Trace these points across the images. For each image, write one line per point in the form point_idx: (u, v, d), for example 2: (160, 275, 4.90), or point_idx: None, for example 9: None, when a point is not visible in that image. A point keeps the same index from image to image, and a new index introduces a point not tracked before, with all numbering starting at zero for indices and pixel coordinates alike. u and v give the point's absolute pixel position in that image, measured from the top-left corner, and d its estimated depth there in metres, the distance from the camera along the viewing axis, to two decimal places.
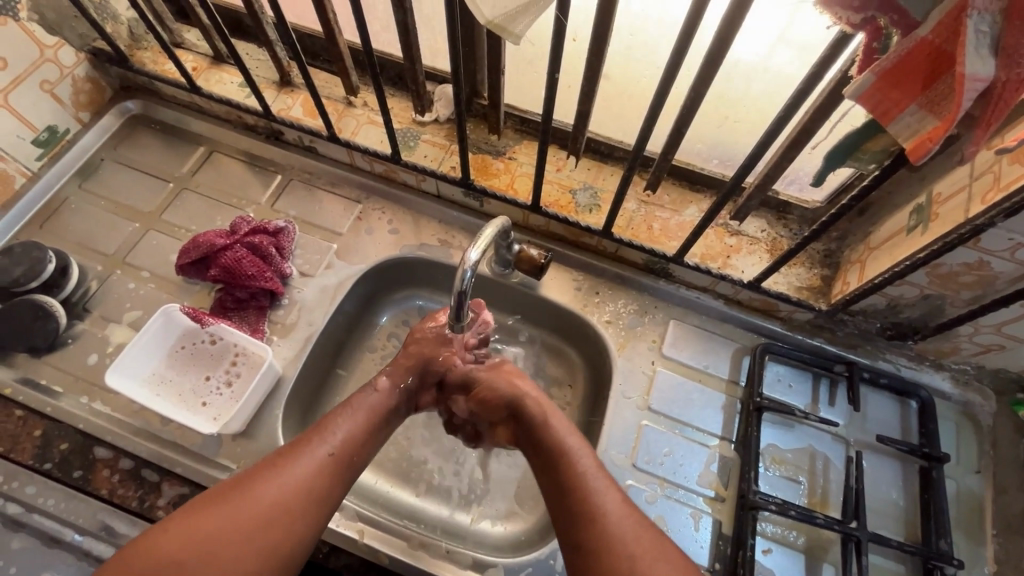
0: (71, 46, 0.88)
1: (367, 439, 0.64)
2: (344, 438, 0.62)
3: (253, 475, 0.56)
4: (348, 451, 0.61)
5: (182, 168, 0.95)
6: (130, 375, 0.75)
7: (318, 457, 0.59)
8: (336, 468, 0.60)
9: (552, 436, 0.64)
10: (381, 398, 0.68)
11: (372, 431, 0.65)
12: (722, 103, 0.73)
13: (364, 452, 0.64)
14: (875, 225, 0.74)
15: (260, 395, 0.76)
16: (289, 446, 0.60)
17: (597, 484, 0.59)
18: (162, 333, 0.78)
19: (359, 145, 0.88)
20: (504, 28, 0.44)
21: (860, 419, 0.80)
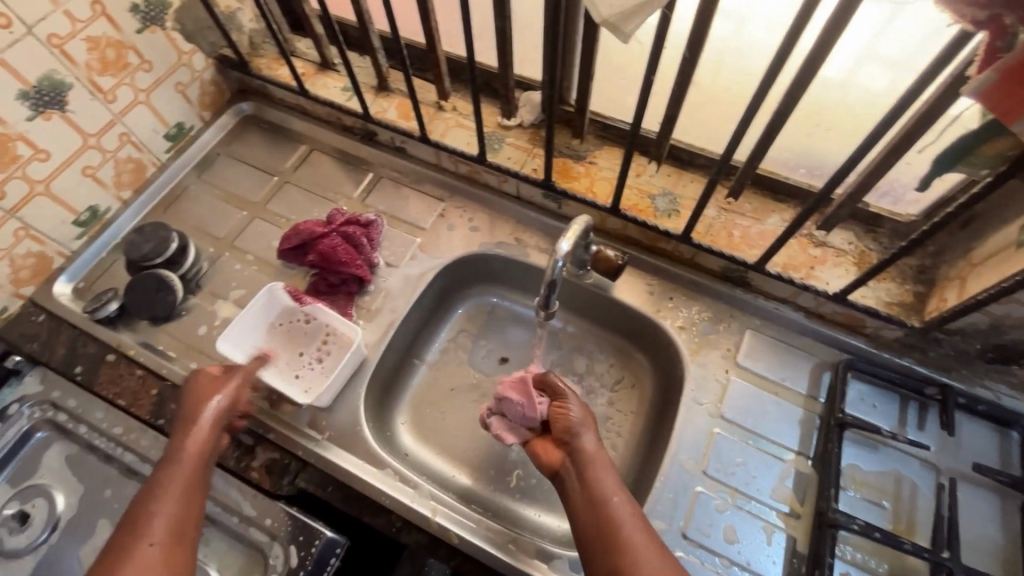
0: (203, 53, 0.99)
1: (194, 498, 0.63)
2: (171, 505, 0.61)
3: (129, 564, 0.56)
4: (172, 527, 0.60)
5: (285, 163, 1.04)
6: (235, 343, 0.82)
7: (154, 533, 0.58)
8: (171, 549, 0.58)
9: (591, 469, 0.66)
10: (204, 451, 0.67)
11: (196, 495, 0.64)
12: (815, 111, 0.73)
13: (192, 519, 0.62)
14: (979, 240, 0.71)
15: (347, 375, 0.82)
16: (127, 529, 0.59)
17: (627, 517, 0.61)
18: (264, 308, 0.85)
19: (448, 147, 0.94)
20: (617, 26, 0.47)
21: (953, 446, 0.76)
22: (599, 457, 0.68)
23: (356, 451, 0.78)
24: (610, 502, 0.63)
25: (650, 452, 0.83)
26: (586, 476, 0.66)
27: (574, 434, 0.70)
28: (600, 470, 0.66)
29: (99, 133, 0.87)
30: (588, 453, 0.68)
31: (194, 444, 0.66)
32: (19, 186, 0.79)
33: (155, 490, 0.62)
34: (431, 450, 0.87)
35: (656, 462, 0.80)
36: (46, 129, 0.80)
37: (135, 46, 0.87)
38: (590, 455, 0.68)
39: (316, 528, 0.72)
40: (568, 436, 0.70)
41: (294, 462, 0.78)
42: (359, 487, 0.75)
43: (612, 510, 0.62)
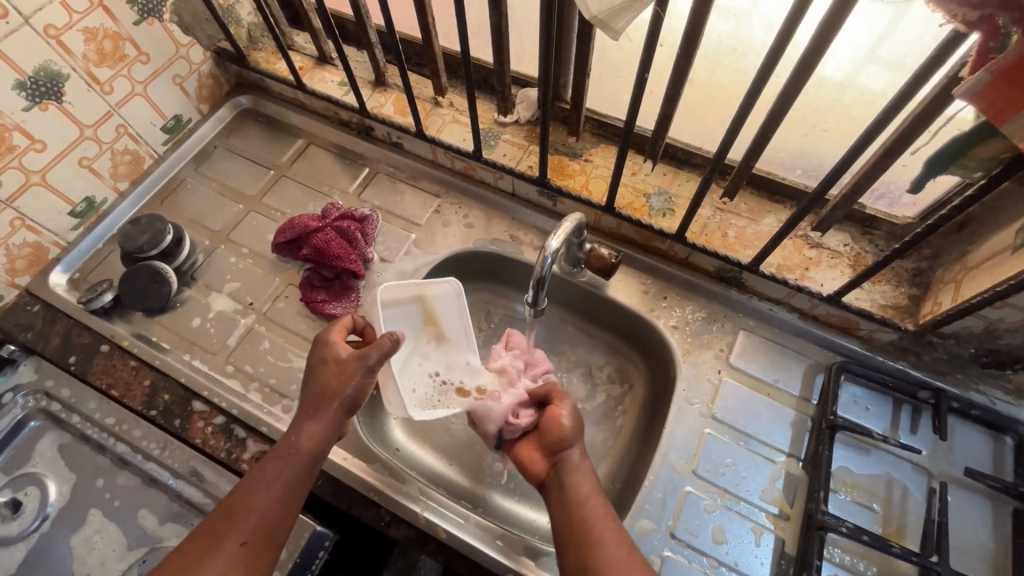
0: (200, 46, 0.99)
1: (296, 498, 0.62)
2: (270, 504, 0.59)
3: (214, 558, 0.55)
4: (264, 529, 0.58)
5: (282, 157, 1.04)
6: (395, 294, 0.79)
7: (242, 530, 0.57)
8: (257, 550, 0.57)
9: (575, 477, 0.66)
10: (312, 450, 0.63)
11: (295, 492, 0.61)
12: (810, 111, 0.72)
13: (286, 523, 0.60)
14: (975, 244, 0.70)
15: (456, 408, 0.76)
16: (218, 514, 0.58)
17: (603, 521, 0.61)
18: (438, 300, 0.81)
19: (444, 142, 0.94)
20: (606, 23, 0.46)
21: (945, 450, 0.75)
22: (583, 467, 0.67)
23: (346, 446, 0.78)
24: (591, 508, 0.62)
25: (641, 451, 0.83)
26: (569, 484, 0.65)
27: (561, 444, 0.69)
28: (584, 479, 0.66)
29: (95, 124, 0.87)
30: (574, 463, 0.67)
31: (308, 440, 0.64)
32: (15, 176, 0.80)
33: (258, 480, 0.61)
34: (423, 446, 0.87)
35: (646, 462, 0.80)
36: (42, 119, 0.80)
37: (132, 38, 0.87)
38: (572, 465, 0.67)
39: (305, 521, 0.73)
40: (557, 447, 0.69)
41: None
42: (348, 481, 0.75)
43: (589, 517, 0.61)
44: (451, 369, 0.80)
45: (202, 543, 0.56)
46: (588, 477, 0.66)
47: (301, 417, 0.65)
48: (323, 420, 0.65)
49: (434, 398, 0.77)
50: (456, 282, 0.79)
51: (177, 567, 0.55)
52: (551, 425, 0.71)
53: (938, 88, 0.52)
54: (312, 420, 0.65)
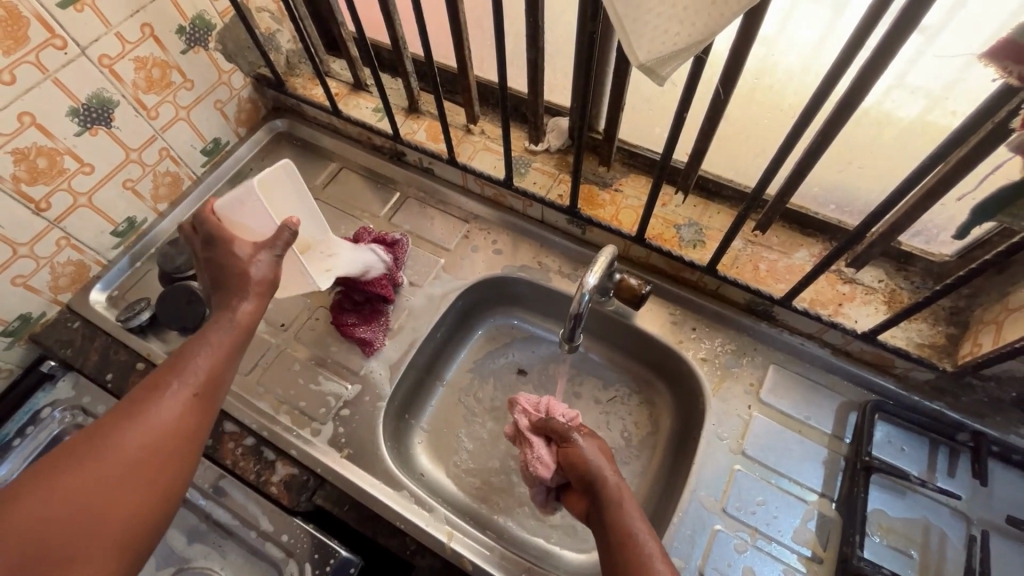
0: (241, 72, 1.02)
1: (232, 360, 0.61)
2: (208, 364, 0.59)
3: (153, 408, 0.55)
4: (202, 386, 0.58)
5: (315, 180, 1.06)
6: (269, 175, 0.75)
7: (178, 387, 0.57)
8: (196, 404, 0.57)
9: (618, 507, 0.63)
10: (247, 317, 0.63)
11: (233, 355, 0.61)
12: (847, 148, 0.72)
13: (223, 383, 0.60)
14: (1016, 285, 0.69)
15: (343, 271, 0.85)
16: (162, 367, 0.58)
17: (656, 554, 0.58)
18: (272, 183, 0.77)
19: (475, 169, 0.95)
20: (652, 70, 0.47)
21: (985, 496, 0.73)
22: (623, 494, 0.64)
23: (373, 471, 0.78)
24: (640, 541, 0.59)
25: (668, 485, 0.82)
26: (613, 514, 0.62)
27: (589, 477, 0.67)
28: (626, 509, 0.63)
29: (140, 147, 0.90)
30: (612, 487, 0.65)
31: (245, 314, 0.63)
32: (64, 198, 0.82)
33: (193, 340, 0.60)
34: (447, 473, 0.87)
35: (673, 496, 0.79)
36: (92, 143, 0.83)
37: (179, 65, 0.90)
38: (610, 491, 0.64)
39: (332, 546, 0.73)
40: (586, 479, 0.67)
41: (313, 479, 0.78)
42: (374, 508, 0.75)
43: (639, 551, 0.58)
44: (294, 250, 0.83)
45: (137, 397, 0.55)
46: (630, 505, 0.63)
47: (226, 292, 0.63)
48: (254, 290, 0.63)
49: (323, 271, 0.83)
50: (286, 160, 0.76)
51: (122, 409, 0.54)
52: (574, 458, 0.69)
53: (983, 135, 0.52)
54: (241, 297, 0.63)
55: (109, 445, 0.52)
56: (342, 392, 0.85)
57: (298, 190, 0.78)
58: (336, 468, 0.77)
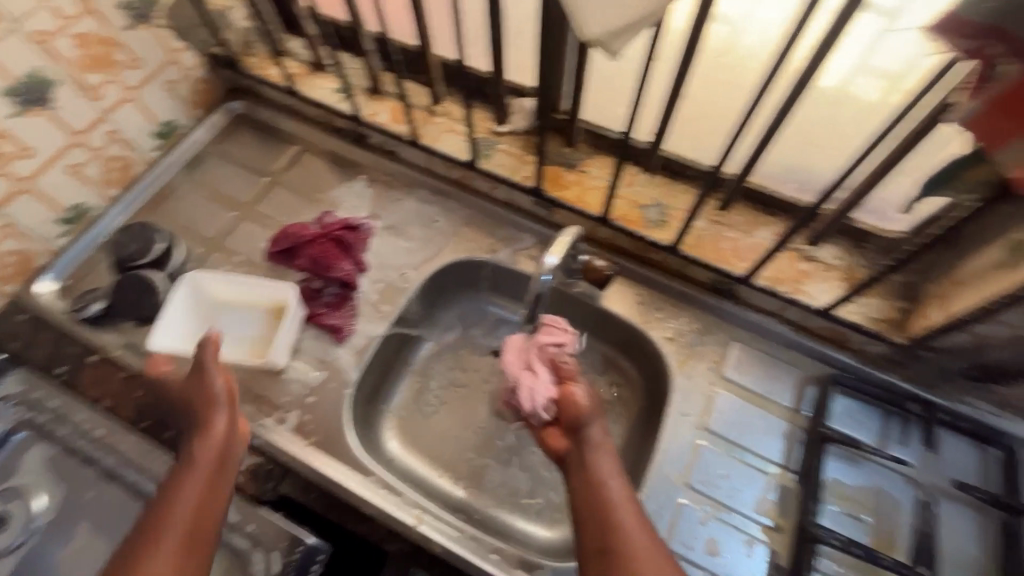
0: (193, 51, 0.98)
1: (219, 464, 0.64)
2: (195, 478, 0.61)
3: (163, 534, 0.57)
4: (198, 494, 0.61)
5: (276, 164, 1.03)
6: (205, 284, 0.85)
7: (176, 511, 0.59)
8: (196, 517, 0.59)
9: (595, 456, 0.66)
10: (218, 432, 0.65)
11: (219, 467, 0.64)
12: (805, 126, 0.73)
13: (219, 484, 0.63)
14: (963, 260, 0.71)
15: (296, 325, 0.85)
16: (140, 530, 0.58)
17: (622, 503, 0.61)
18: (189, 302, 0.85)
19: (440, 151, 0.94)
20: (603, 45, 0.47)
21: (934, 462, 0.76)
22: (605, 448, 0.67)
23: (340, 458, 0.77)
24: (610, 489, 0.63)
25: (636, 462, 0.83)
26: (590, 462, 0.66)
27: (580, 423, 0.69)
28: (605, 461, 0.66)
29: (85, 130, 0.86)
30: (593, 440, 0.67)
31: (204, 450, 0.64)
32: (2, 184, 0.78)
33: (172, 492, 0.61)
34: (417, 457, 0.87)
35: (640, 473, 0.80)
36: (30, 126, 0.79)
37: (124, 43, 0.85)
38: (593, 444, 0.67)
39: (300, 534, 0.72)
40: (579, 420, 0.69)
41: (278, 468, 0.77)
42: (342, 494, 0.75)
43: (613, 505, 0.61)
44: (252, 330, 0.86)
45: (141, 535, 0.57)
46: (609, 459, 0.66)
47: (200, 417, 0.66)
48: (218, 416, 0.66)
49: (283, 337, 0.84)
50: (187, 277, 0.84)
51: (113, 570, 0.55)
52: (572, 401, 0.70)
53: None
54: (211, 421, 0.66)
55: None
56: (307, 379, 0.83)
57: (220, 278, 0.85)
58: (302, 456, 0.76)
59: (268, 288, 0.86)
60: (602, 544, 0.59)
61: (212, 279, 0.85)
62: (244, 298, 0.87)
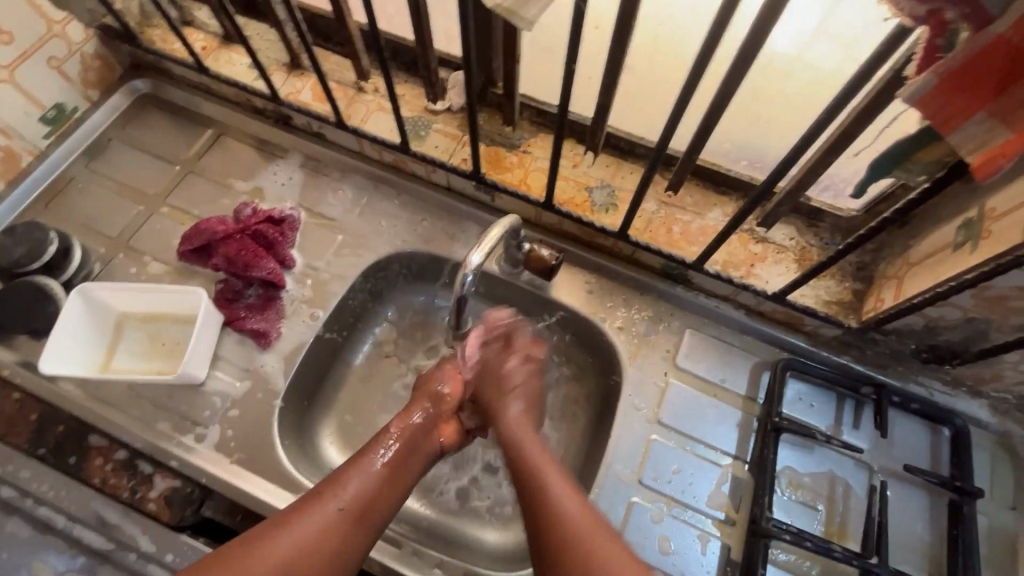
0: (79, 22, 0.85)
1: (394, 484, 0.62)
2: (366, 489, 0.60)
3: (308, 529, 0.55)
4: (362, 506, 0.59)
5: (189, 150, 0.92)
6: (103, 296, 0.75)
7: (326, 515, 0.57)
8: (355, 523, 0.58)
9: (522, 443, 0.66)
10: (396, 449, 0.65)
11: (392, 485, 0.62)
12: (755, 100, 0.68)
13: (385, 504, 0.61)
14: (916, 239, 0.68)
15: (211, 329, 0.76)
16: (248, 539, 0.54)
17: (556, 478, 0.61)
18: (94, 317, 0.76)
19: (368, 133, 0.85)
20: (514, 13, 0.40)
21: (886, 445, 0.75)
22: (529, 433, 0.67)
23: (267, 475, 0.71)
24: (543, 473, 0.62)
25: (588, 458, 0.80)
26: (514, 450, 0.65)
27: (500, 398, 0.70)
28: (529, 437, 0.67)
29: None
30: (512, 429, 0.67)
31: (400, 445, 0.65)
32: None
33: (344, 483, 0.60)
34: None
35: (592, 471, 0.77)
36: None
37: None
38: (510, 425, 0.68)
39: None
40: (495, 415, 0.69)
41: (199, 490, 0.71)
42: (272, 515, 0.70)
43: (548, 488, 0.60)
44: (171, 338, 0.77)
45: (274, 530, 0.55)
46: (532, 438, 0.67)
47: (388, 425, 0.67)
48: (394, 436, 0.66)
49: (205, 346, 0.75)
50: (81, 287, 0.74)
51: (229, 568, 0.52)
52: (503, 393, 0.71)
53: (880, 86, 0.48)
54: (409, 412, 0.69)
55: (217, 565, 0.52)
56: (230, 391, 0.76)
57: (118, 289, 0.75)
58: (224, 477, 0.70)
59: (181, 295, 0.76)
60: (559, 550, 0.56)
61: (111, 290, 0.75)
62: (160, 308, 0.78)
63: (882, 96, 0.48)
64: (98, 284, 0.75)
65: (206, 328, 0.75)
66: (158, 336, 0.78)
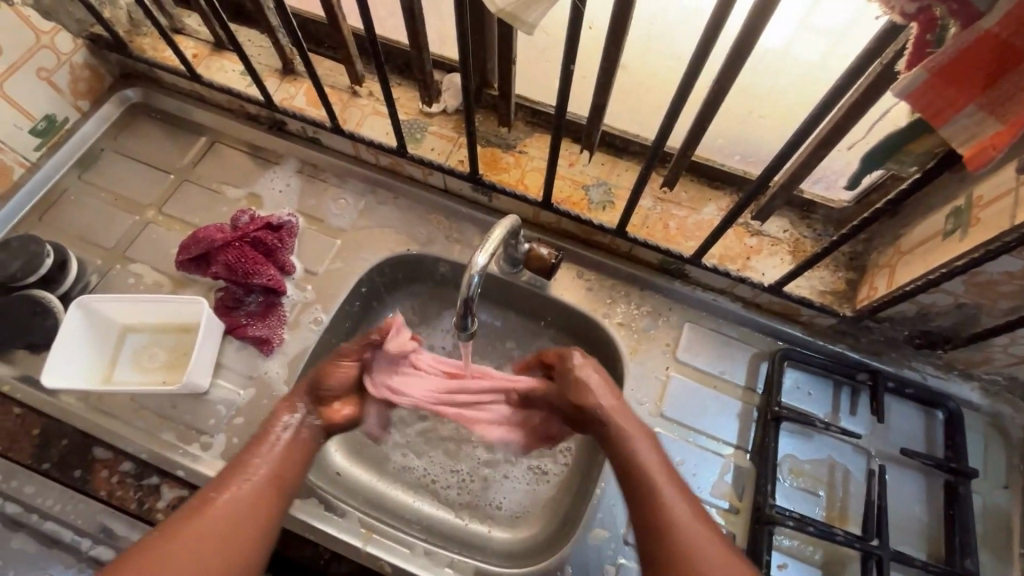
0: (68, 32, 0.85)
1: (295, 460, 0.66)
2: (270, 466, 0.64)
3: (226, 508, 0.60)
4: (270, 480, 0.63)
5: (183, 158, 0.92)
6: (102, 307, 0.75)
7: (235, 495, 0.61)
8: (265, 496, 0.62)
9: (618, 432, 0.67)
10: (293, 429, 0.68)
11: (293, 460, 0.66)
12: (747, 95, 0.69)
13: (293, 472, 0.66)
14: (907, 227, 0.70)
15: (213, 338, 0.76)
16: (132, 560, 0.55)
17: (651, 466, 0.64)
18: (93, 329, 0.75)
19: (364, 137, 0.85)
20: (515, 17, 0.40)
21: (883, 430, 0.77)
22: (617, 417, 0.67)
23: None
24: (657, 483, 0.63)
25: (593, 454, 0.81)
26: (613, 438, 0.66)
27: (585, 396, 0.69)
28: (627, 445, 0.66)
29: None
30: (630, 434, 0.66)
31: (272, 450, 0.65)
32: None
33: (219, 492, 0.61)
34: (365, 469, 0.82)
35: (597, 466, 0.78)
36: None
37: None
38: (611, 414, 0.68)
39: None
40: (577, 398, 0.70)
41: None
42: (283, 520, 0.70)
43: (668, 512, 0.61)
44: (172, 350, 0.77)
45: (188, 514, 0.58)
46: (630, 433, 0.67)
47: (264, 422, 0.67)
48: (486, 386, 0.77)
49: (208, 355, 0.75)
50: (79, 300, 0.73)
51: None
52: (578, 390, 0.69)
53: (870, 81, 0.49)
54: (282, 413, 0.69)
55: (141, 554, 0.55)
56: (234, 399, 0.75)
57: (118, 301, 0.74)
58: None
59: (182, 305, 0.76)
60: (663, 538, 0.59)
61: (109, 302, 0.74)
62: (160, 320, 0.78)
63: (872, 91, 0.49)
64: (96, 295, 0.74)
65: (210, 337, 0.75)
66: (158, 348, 0.77)
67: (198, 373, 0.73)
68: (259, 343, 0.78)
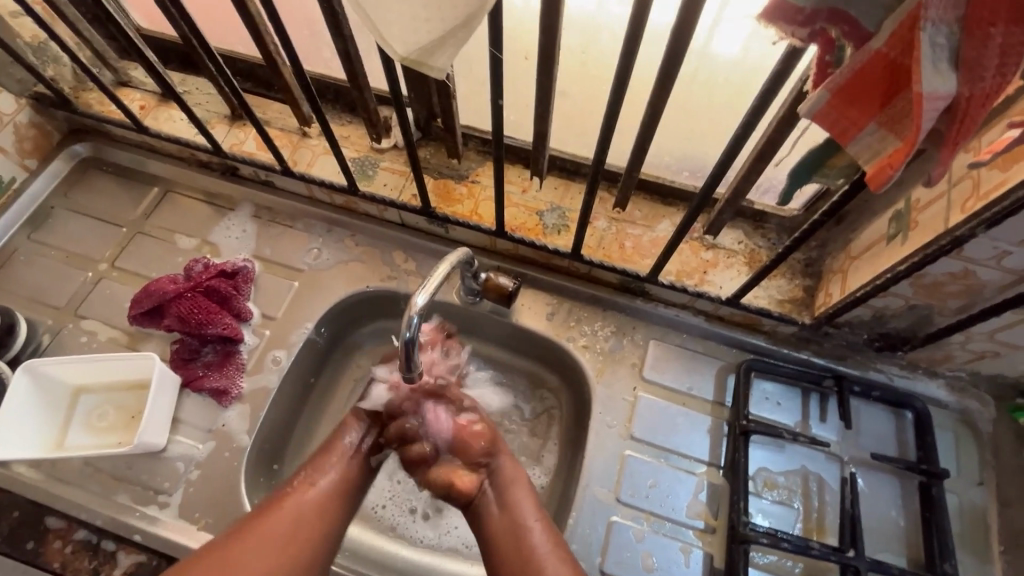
0: (9, 93, 0.84)
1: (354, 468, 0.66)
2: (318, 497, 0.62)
3: (247, 549, 0.57)
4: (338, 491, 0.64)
5: (135, 211, 0.91)
6: (51, 371, 0.73)
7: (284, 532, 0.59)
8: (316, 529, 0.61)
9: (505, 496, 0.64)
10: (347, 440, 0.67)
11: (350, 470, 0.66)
12: (684, 113, 0.71)
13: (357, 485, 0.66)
14: (855, 232, 0.71)
15: (168, 396, 0.74)
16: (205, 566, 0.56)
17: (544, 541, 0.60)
18: (41, 395, 0.73)
19: (316, 178, 0.85)
20: (420, 63, 0.40)
21: (853, 436, 0.76)
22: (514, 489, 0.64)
23: None
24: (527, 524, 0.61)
25: (566, 481, 0.79)
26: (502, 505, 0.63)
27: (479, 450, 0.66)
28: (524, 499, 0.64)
29: None
30: (516, 502, 0.63)
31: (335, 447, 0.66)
32: None
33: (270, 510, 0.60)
34: None
35: (570, 494, 0.76)
36: None
37: None
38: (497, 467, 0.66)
39: None
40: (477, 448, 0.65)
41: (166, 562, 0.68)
42: None
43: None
44: (127, 410, 0.75)
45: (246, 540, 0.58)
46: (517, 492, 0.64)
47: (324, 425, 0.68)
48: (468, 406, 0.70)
49: (163, 418, 0.73)
50: (25, 364, 0.71)
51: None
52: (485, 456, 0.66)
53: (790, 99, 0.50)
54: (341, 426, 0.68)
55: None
56: (193, 453, 0.73)
57: (69, 363, 0.73)
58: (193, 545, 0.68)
59: (136, 363, 0.74)
60: None
61: (58, 365, 0.73)
62: (113, 379, 0.76)
63: (791, 110, 0.50)
64: (44, 359, 0.72)
65: (165, 396, 0.73)
66: (111, 409, 0.75)
67: (153, 434, 0.71)
68: (218, 397, 0.76)
